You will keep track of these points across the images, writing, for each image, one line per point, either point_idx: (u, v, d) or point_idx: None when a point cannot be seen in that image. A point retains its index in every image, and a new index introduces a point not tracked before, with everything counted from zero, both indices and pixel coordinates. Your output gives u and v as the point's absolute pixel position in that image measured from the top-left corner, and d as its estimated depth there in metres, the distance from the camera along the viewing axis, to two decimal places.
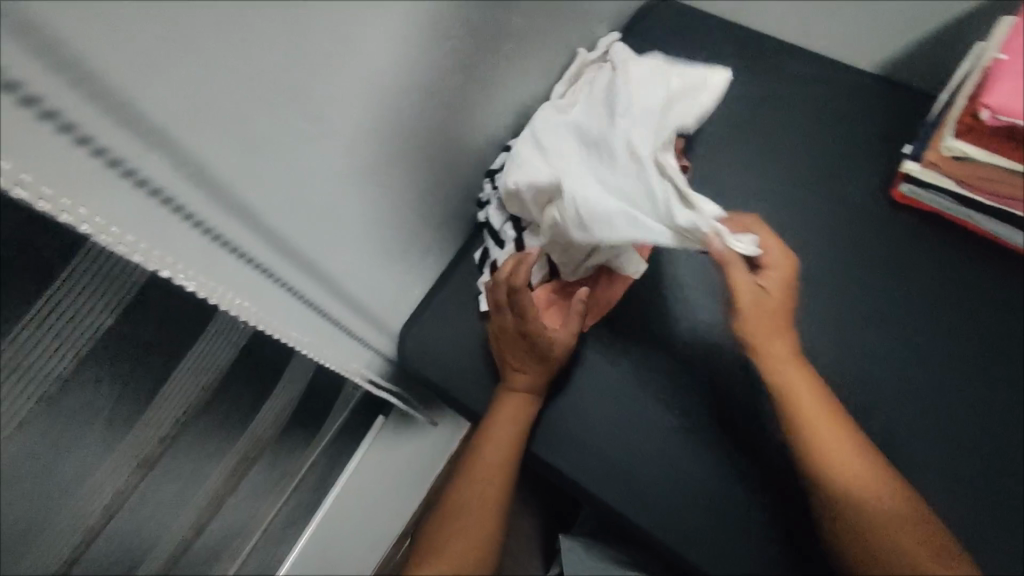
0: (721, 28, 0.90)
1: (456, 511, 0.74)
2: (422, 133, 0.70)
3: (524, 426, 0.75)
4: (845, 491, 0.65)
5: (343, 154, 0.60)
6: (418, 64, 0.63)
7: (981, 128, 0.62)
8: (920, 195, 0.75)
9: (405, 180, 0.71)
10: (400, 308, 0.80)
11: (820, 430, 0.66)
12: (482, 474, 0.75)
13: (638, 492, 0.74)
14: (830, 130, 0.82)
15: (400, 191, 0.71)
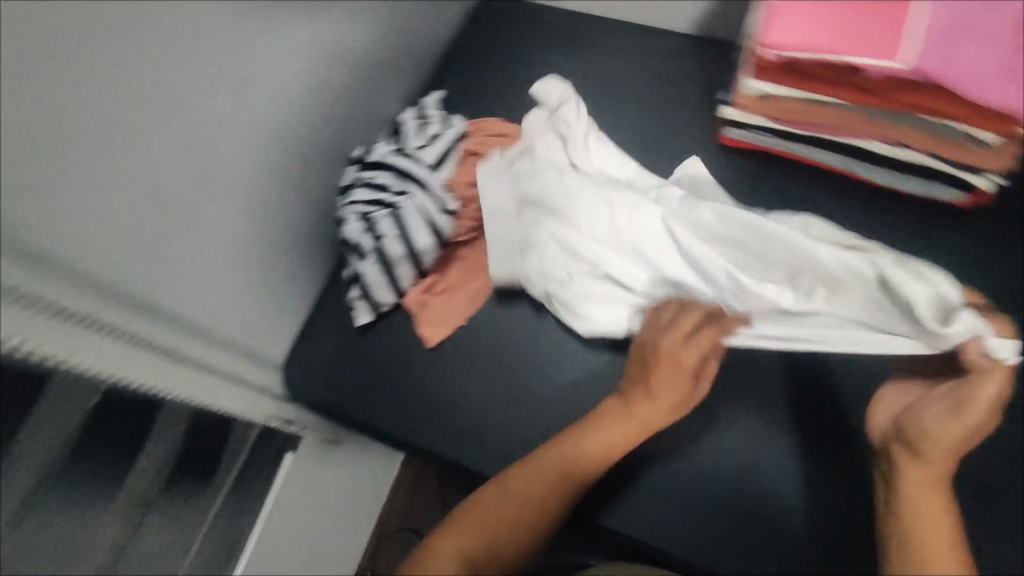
0: (549, 17, 0.94)
1: (467, 521, 0.63)
2: (256, 158, 0.70)
3: (559, 490, 0.64)
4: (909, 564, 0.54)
5: (165, 189, 0.59)
6: (228, 87, 0.64)
7: (771, 66, 0.66)
8: (746, 136, 0.79)
9: (251, 208, 0.71)
10: (279, 339, 0.80)
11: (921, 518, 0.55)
12: (521, 486, 0.65)
13: (696, 526, 0.68)
14: (661, 95, 0.87)
15: (246, 220, 0.71)
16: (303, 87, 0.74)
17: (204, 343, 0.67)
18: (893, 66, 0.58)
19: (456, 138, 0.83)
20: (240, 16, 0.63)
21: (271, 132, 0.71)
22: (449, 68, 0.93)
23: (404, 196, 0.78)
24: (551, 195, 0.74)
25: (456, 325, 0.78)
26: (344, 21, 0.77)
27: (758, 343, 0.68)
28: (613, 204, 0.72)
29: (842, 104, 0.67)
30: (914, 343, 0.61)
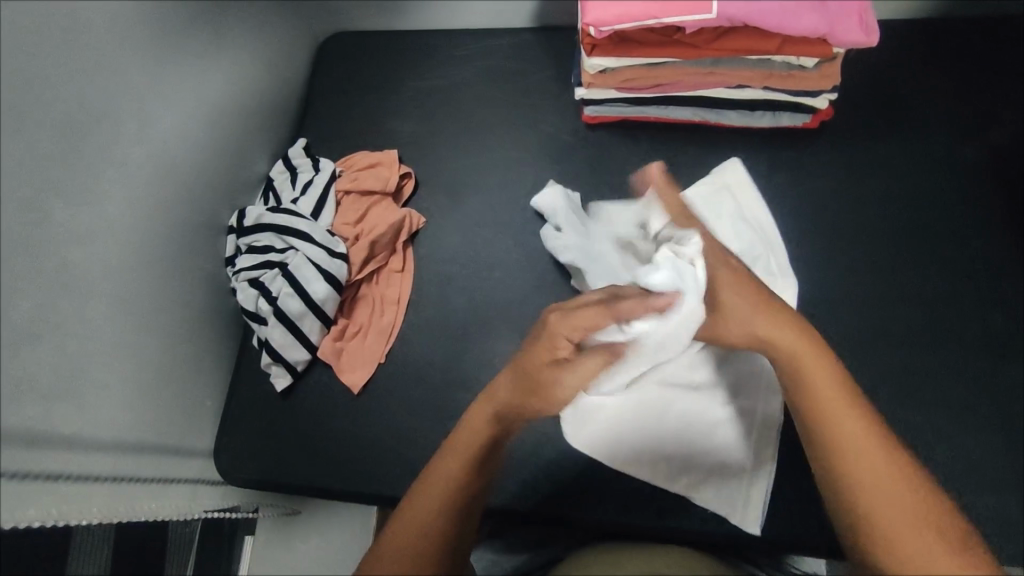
0: (395, 39, 0.95)
1: (391, 546, 0.57)
2: (135, 252, 0.67)
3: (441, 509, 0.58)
4: (877, 530, 0.52)
5: (43, 308, 0.55)
6: (88, 186, 0.61)
7: (602, 41, 0.68)
8: (603, 111, 0.81)
9: (140, 302, 0.68)
10: (198, 426, 0.77)
11: (860, 475, 0.54)
12: (433, 490, 0.59)
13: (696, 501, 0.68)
14: (520, 87, 0.88)
15: (139, 316, 0.68)
16: (171, 168, 0.72)
17: (121, 455, 0.64)
18: (708, 17, 0.62)
19: (327, 180, 0.82)
20: (84, 113, 0.61)
21: (145, 220, 0.68)
22: (310, 112, 0.92)
23: (290, 251, 0.77)
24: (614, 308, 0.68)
25: (377, 363, 0.77)
26: (194, 89, 0.75)
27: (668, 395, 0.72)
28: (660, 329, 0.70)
29: (678, 62, 0.70)
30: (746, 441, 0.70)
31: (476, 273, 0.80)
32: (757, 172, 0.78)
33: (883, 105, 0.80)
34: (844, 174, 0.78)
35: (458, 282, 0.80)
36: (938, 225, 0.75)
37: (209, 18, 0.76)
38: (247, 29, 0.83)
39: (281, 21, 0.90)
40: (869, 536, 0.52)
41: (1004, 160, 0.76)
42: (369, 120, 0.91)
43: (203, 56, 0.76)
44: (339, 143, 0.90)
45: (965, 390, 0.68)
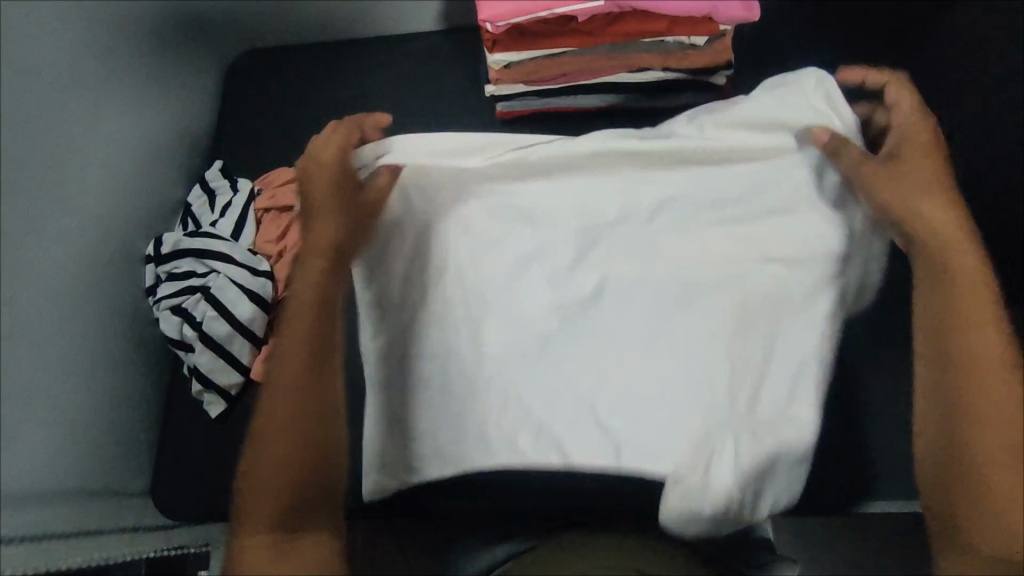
0: (304, 53, 0.94)
1: (268, 463, 0.61)
2: (53, 290, 0.65)
3: (300, 424, 0.62)
4: (977, 465, 0.60)
5: None
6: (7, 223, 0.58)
7: (500, 36, 0.69)
8: (513, 106, 0.82)
9: (63, 342, 0.65)
10: (132, 465, 0.74)
11: (985, 386, 0.61)
12: (280, 408, 0.63)
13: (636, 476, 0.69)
14: (432, 91, 0.89)
15: (64, 356, 0.65)
16: (83, 200, 0.70)
17: (60, 501, 0.62)
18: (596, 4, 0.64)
19: (245, 202, 0.81)
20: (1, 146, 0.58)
21: (61, 256, 0.66)
22: (225, 133, 0.91)
23: (212, 274, 0.75)
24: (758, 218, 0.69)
25: None
26: (101, 119, 0.73)
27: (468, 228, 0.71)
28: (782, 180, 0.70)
29: (576, 51, 0.72)
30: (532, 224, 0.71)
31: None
32: None
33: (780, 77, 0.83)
34: None
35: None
36: None
37: (108, 44, 0.74)
38: (149, 54, 0.81)
39: (185, 42, 0.88)
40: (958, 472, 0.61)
41: None
42: (285, 136, 0.90)
43: (105, 85, 0.74)
44: (256, 162, 0.89)
45: None
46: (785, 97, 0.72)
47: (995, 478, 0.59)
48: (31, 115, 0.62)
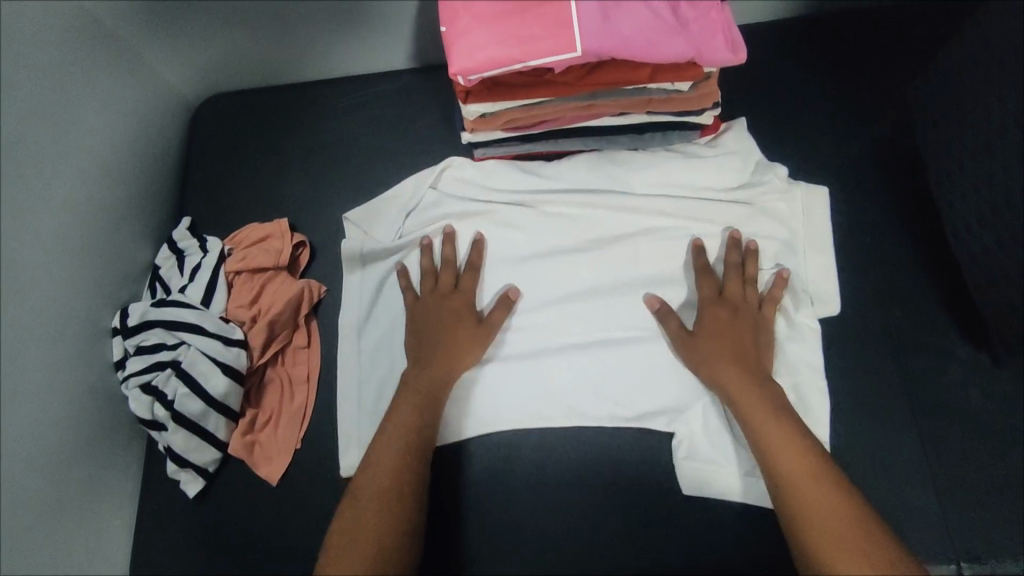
0: (273, 96, 0.90)
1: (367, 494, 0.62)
2: (10, 380, 0.61)
3: (407, 451, 0.64)
4: (793, 513, 0.57)
5: None
6: None
7: (473, 87, 0.65)
8: (493, 153, 0.77)
9: (25, 433, 0.62)
10: (109, 546, 0.71)
11: (767, 435, 0.60)
12: (395, 430, 0.65)
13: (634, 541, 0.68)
14: (408, 133, 0.85)
15: (26, 448, 0.62)
16: (39, 280, 0.66)
17: None
18: (574, 55, 0.60)
19: (216, 263, 0.77)
20: None
21: (19, 342, 0.63)
22: (192, 186, 0.87)
23: (181, 346, 0.72)
24: (739, 212, 0.73)
25: (293, 450, 0.73)
26: (55, 188, 0.69)
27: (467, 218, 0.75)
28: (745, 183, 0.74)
29: (556, 99, 0.68)
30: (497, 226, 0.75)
31: (375, 343, 0.75)
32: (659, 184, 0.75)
33: (775, 104, 0.78)
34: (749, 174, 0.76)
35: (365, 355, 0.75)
36: (843, 223, 0.73)
37: (56, 109, 0.70)
38: (104, 112, 0.77)
39: (144, 94, 0.84)
40: (785, 506, 0.57)
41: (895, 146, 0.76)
42: (256, 185, 0.86)
43: (59, 151, 0.70)
44: (227, 216, 0.85)
45: (884, 391, 0.67)
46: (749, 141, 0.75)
47: (822, 539, 0.54)
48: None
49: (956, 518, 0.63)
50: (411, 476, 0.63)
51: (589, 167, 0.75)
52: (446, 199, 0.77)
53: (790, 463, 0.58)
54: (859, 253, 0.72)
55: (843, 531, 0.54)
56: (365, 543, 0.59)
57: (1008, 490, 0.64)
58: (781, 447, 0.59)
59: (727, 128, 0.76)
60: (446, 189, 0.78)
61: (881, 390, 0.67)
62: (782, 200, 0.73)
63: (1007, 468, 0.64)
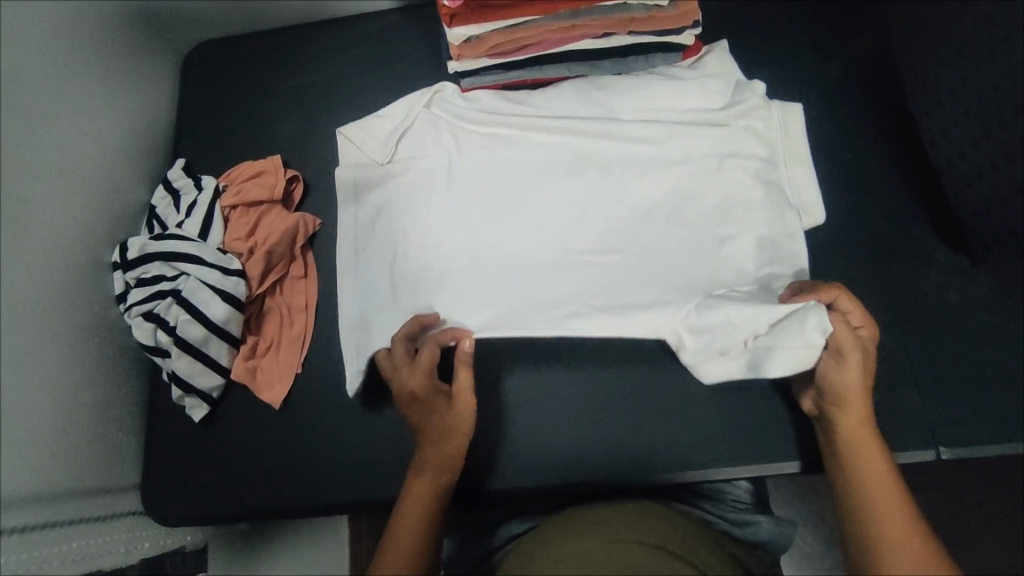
0: (261, 39, 0.91)
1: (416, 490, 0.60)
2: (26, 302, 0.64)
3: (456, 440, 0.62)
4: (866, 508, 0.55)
5: None
6: None
7: (458, 10, 0.67)
8: (480, 81, 0.79)
9: (44, 354, 0.65)
10: (126, 469, 0.74)
11: (867, 475, 0.57)
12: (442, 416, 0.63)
13: (629, 448, 0.71)
14: (396, 69, 0.86)
15: (47, 368, 0.65)
16: (39, 206, 0.67)
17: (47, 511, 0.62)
18: None
19: (211, 198, 0.78)
20: None
21: (32, 267, 0.65)
22: (187, 130, 0.88)
23: (181, 276, 0.74)
24: (723, 121, 0.74)
25: (295, 374, 0.76)
26: (56, 124, 0.71)
27: (457, 133, 0.77)
28: (725, 100, 0.74)
29: (539, 20, 0.69)
30: (482, 141, 0.76)
31: (362, 286, 0.76)
32: (642, 99, 0.76)
33: (757, 23, 0.79)
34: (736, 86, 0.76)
35: (359, 299, 0.75)
36: (826, 140, 0.75)
37: (49, 45, 0.71)
38: (98, 54, 0.79)
39: (134, 39, 0.85)
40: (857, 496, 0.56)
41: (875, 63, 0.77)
42: (249, 126, 0.87)
43: (57, 87, 0.72)
44: (222, 158, 0.86)
45: (868, 294, 0.69)
46: (723, 57, 0.76)
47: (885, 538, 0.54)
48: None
49: (942, 412, 0.65)
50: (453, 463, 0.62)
51: (574, 93, 0.77)
52: (435, 115, 0.78)
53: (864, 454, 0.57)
54: (842, 164, 0.74)
55: (918, 548, 0.52)
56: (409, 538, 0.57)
57: (987, 383, 0.66)
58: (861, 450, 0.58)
59: (709, 51, 0.77)
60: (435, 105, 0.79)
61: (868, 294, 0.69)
62: (760, 113, 0.74)
63: (990, 363, 0.66)
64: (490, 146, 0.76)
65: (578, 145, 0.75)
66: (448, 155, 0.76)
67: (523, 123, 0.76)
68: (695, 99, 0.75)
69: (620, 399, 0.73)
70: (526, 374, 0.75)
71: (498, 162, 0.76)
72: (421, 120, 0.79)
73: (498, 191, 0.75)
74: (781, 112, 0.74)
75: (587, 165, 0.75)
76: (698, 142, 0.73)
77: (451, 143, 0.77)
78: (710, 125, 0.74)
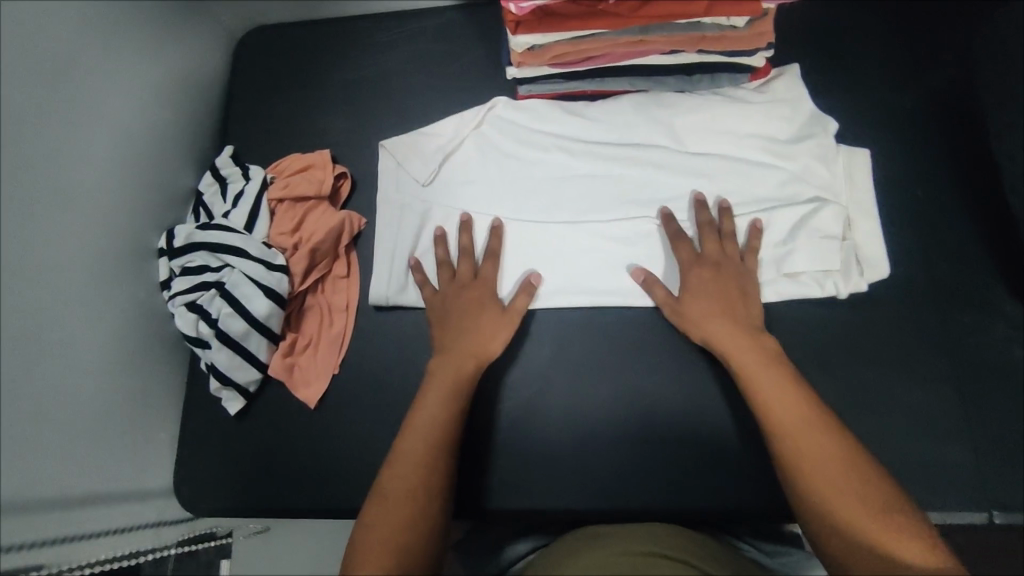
0: (314, 30, 0.90)
1: (404, 449, 0.61)
2: (75, 290, 0.64)
3: (460, 386, 0.65)
4: (797, 469, 0.54)
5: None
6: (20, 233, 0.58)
7: (525, 18, 0.65)
8: (538, 89, 0.77)
9: (89, 342, 0.66)
10: (160, 457, 0.75)
11: (792, 435, 0.55)
12: (450, 363, 0.66)
13: (669, 480, 0.68)
14: (450, 69, 0.85)
15: (90, 356, 0.65)
16: (89, 194, 0.67)
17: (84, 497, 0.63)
18: None
19: (259, 190, 0.78)
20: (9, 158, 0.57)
21: (82, 255, 0.66)
22: (236, 117, 0.88)
23: (226, 269, 0.73)
24: (788, 155, 0.71)
25: (332, 373, 0.75)
26: (112, 111, 0.71)
27: (510, 145, 0.76)
28: (789, 121, 0.72)
29: (607, 34, 0.67)
30: (537, 156, 0.75)
31: (403, 293, 0.75)
32: (706, 123, 0.73)
33: (828, 48, 0.76)
34: (808, 114, 0.72)
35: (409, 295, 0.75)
36: (893, 175, 0.72)
37: (109, 32, 0.71)
38: (156, 39, 0.78)
39: (189, 23, 0.84)
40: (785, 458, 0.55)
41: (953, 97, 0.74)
42: (299, 117, 0.86)
43: (117, 74, 0.72)
44: (269, 148, 0.86)
45: (928, 341, 0.67)
46: (792, 86, 0.72)
47: (826, 499, 0.51)
48: (23, 106, 0.60)
49: (991, 470, 0.63)
50: (455, 417, 0.63)
51: (633, 107, 0.75)
52: (488, 123, 0.77)
53: (766, 403, 0.57)
54: (908, 202, 0.71)
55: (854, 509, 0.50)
56: (405, 501, 0.57)
57: None
58: (766, 403, 0.58)
59: (778, 74, 0.74)
60: (492, 110, 0.77)
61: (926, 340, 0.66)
62: (826, 155, 0.70)
63: None
64: (547, 164, 0.75)
65: (635, 168, 0.73)
66: (499, 168, 0.76)
67: (578, 141, 0.75)
68: (761, 126, 0.72)
69: (665, 436, 0.69)
70: (563, 400, 0.71)
71: (552, 177, 0.74)
72: (473, 127, 0.77)
73: (549, 211, 0.74)
74: (847, 161, 0.71)
75: (644, 190, 0.73)
76: (757, 176, 0.71)
77: (505, 155, 0.76)
78: (772, 147, 0.71)
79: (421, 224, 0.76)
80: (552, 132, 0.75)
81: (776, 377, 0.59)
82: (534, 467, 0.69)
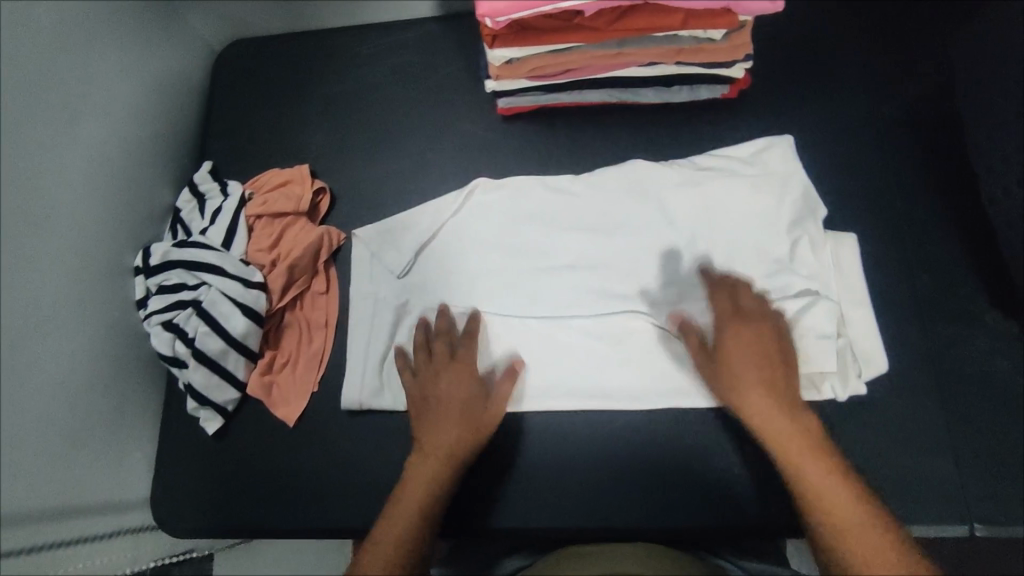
0: (294, 43, 0.89)
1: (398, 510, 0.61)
2: (48, 310, 0.63)
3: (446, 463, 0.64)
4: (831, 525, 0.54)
5: None
6: None
7: (501, 32, 0.64)
8: (517, 102, 0.77)
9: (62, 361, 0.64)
10: (137, 476, 0.74)
11: (821, 490, 0.55)
12: (444, 424, 0.66)
13: (651, 500, 0.67)
14: (431, 81, 0.84)
15: (63, 376, 0.64)
16: (63, 211, 0.66)
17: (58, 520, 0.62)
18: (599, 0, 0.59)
19: (237, 206, 0.77)
20: None
21: (56, 274, 0.65)
22: (215, 131, 0.87)
23: (202, 287, 0.72)
24: (776, 239, 0.68)
25: (311, 392, 0.74)
26: (88, 127, 0.70)
27: (490, 219, 0.75)
28: (783, 204, 0.69)
29: (584, 47, 0.66)
30: (517, 244, 0.74)
31: (378, 397, 0.72)
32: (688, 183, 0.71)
33: (808, 60, 0.76)
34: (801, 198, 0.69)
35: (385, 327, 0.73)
36: (876, 186, 0.71)
37: (85, 47, 0.70)
38: (135, 54, 0.77)
39: (168, 37, 0.83)
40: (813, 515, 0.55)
41: (934, 108, 0.73)
42: (279, 131, 0.86)
43: (92, 89, 0.71)
44: (248, 162, 0.85)
45: (911, 354, 0.66)
46: (781, 163, 0.70)
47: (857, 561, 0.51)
48: None
49: (976, 484, 0.62)
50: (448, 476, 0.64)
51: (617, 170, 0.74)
52: (468, 205, 0.76)
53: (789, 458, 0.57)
54: (891, 214, 0.70)
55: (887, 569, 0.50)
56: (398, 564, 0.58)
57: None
58: (794, 457, 0.57)
59: (769, 147, 0.71)
60: (473, 193, 0.76)
61: (910, 354, 0.66)
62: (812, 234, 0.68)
63: None
64: (527, 246, 0.73)
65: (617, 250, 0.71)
66: (477, 251, 0.74)
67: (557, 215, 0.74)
68: (750, 206, 0.69)
69: (644, 451, 0.68)
70: (542, 442, 0.70)
71: (533, 260, 0.73)
72: (452, 209, 0.75)
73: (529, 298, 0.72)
74: (835, 242, 0.68)
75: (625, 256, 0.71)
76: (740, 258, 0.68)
77: (482, 240, 0.74)
78: (760, 237, 0.68)
79: (399, 317, 0.74)
80: (532, 212, 0.74)
81: (800, 431, 0.58)
82: (514, 489, 0.68)
